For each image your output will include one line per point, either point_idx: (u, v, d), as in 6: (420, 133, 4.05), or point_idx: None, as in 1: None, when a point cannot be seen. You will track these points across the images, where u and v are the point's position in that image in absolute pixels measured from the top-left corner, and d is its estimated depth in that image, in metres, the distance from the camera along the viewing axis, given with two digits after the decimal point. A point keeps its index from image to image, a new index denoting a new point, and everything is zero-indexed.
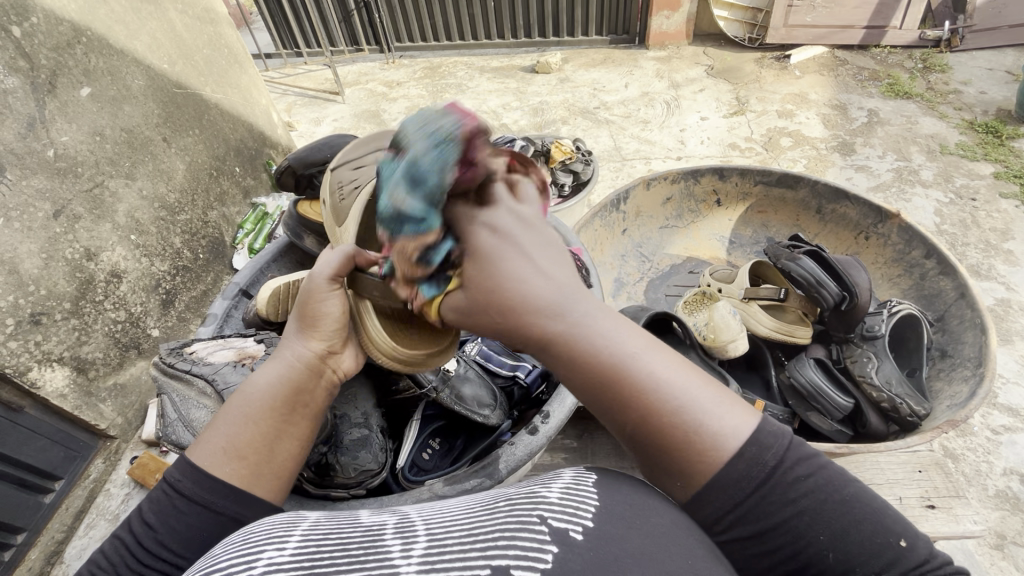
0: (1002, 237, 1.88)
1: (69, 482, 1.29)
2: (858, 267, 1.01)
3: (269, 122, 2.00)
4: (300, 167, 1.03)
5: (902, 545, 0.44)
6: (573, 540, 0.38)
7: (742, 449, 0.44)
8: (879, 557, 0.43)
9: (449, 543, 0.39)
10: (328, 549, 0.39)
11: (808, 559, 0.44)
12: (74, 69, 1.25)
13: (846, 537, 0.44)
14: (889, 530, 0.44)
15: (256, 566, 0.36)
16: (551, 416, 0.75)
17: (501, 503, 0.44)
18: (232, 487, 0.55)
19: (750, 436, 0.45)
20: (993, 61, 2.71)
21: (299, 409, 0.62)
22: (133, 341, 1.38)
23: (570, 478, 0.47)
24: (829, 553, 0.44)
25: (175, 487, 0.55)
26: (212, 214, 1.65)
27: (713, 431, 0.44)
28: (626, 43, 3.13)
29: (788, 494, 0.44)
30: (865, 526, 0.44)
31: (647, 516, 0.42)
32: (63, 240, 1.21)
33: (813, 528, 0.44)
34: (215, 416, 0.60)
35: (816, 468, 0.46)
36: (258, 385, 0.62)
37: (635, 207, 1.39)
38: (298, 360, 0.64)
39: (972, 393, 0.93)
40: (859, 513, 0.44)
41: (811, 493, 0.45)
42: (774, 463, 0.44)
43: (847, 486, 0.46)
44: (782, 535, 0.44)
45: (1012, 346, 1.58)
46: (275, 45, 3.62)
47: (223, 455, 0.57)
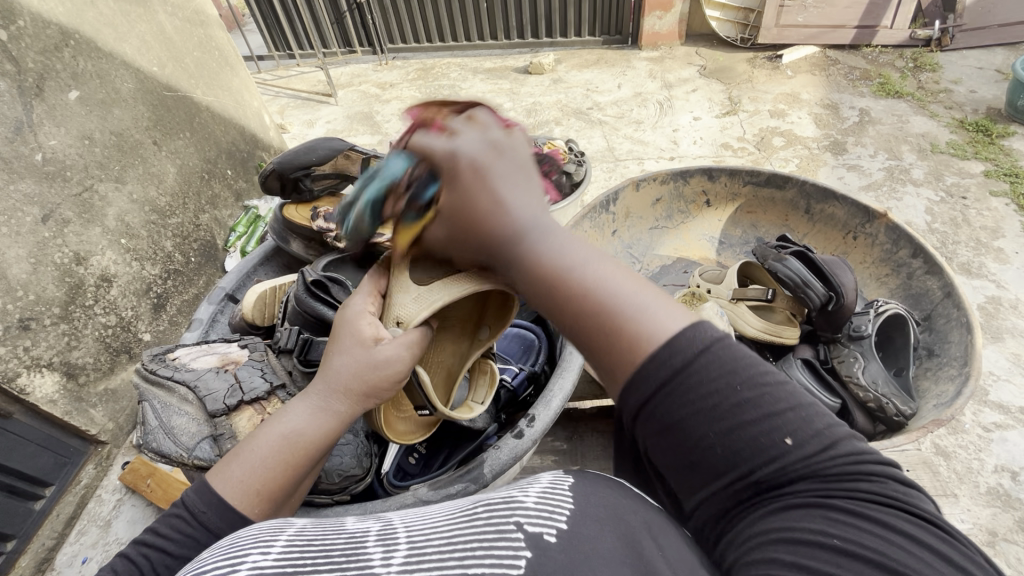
0: (993, 235, 1.89)
1: (60, 488, 1.28)
2: (844, 268, 1.01)
3: (260, 124, 1.99)
4: (286, 172, 1.02)
5: (790, 441, 0.41)
6: (547, 544, 0.38)
7: (679, 330, 0.43)
8: (769, 434, 0.41)
9: (430, 551, 0.39)
10: (311, 555, 0.39)
11: (704, 414, 0.42)
12: (62, 73, 1.24)
13: (737, 437, 0.41)
14: (786, 425, 0.41)
15: (239, 570, 0.36)
16: (536, 420, 0.75)
17: (479, 508, 0.43)
18: (257, 525, 0.58)
19: (675, 333, 0.43)
20: (983, 60, 2.72)
21: (327, 453, 0.66)
22: (124, 345, 1.37)
23: (548, 481, 0.46)
24: (719, 450, 0.42)
25: (196, 515, 0.56)
26: (203, 217, 1.64)
27: (642, 318, 0.44)
28: (618, 44, 3.13)
29: (692, 391, 0.42)
30: (767, 409, 0.41)
31: (621, 515, 0.42)
32: (52, 244, 1.20)
33: (716, 388, 0.42)
34: (250, 451, 0.60)
35: (724, 369, 0.42)
36: (305, 434, 0.62)
37: (624, 208, 1.39)
38: (344, 416, 0.65)
39: (958, 392, 0.93)
40: (767, 398, 0.42)
41: (726, 370, 0.42)
42: (686, 356, 0.42)
43: (754, 386, 0.42)
44: (686, 391, 0.42)
45: (1002, 344, 1.59)
46: (267, 47, 3.60)
47: (255, 497, 0.59)
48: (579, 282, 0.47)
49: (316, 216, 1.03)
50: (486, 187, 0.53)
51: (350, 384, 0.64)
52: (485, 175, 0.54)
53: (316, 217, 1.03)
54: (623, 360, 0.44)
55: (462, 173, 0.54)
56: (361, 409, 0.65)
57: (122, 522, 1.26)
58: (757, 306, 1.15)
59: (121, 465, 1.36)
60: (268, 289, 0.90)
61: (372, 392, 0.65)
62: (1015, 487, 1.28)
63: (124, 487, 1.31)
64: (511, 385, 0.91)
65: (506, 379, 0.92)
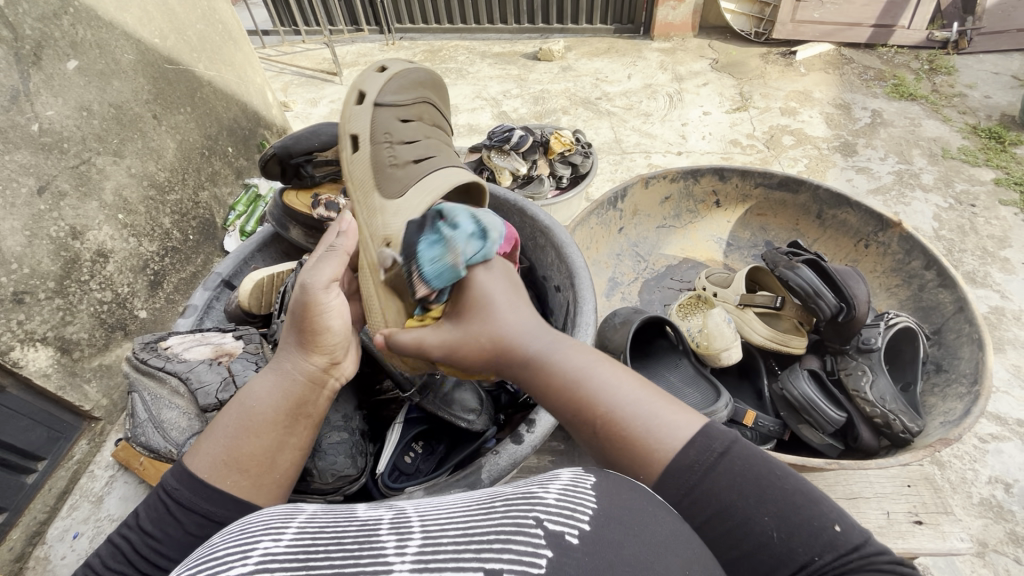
0: (1000, 245, 1.87)
1: (53, 463, 1.27)
2: (857, 280, 0.99)
3: (263, 102, 1.95)
4: (285, 156, 0.99)
5: (836, 529, 0.47)
6: (569, 544, 0.36)
7: (689, 440, 0.51)
8: (819, 541, 0.47)
9: (444, 540, 0.36)
10: (323, 542, 0.37)
11: (755, 542, 0.48)
12: (60, 41, 1.20)
13: (789, 522, 0.48)
14: (827, 515, 0.48)
15: (251, 556, 0.34)
16: (536, 425, 0.74)
17: (497, 502, 0.42)
18: (233, 497, 0.56)
19: (692, 434, 0.52)
20: (999, 65, 2.67)
21: (299, 419, 0.64)
22: (119, 322, 1.35)
23: (569, 478, 0.44)
24: (775, 535, 0.48)
25: (172, 495, 0.55)
26: (203, 194, 1.61)
27: (659, 431, 0.52)
28: (630, 33, 3.07)
29: (720, 497, 0.49)
30: (803, 510, 0.48)
31: (648, 525, 0.40)
32: (48, 218, 1.17)
33: (757, 509, 0.49)
34: (215, 425, 0.60)
35: (766, 461, 0.51)
36: (262, 399, 0.62)
37: (632, 205, 1.36)
38: (300, 374, 0.66)
39: (967, 410, 0.92)
40: (799, 500, 0.49)
41: (750, 473, 0.50)
42: (709, 454, 0.51)
43: (780, 483, 0.50)
44: (730, 518, 0.49)
45: (1003, 355, 1.57)
46: (272, 21, 3.52)
47: (224, 467, 0.57)
48: (607, 407, 0.54)
49: (318, 203, 1.01)
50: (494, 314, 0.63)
51: (291, 340, 0.67)
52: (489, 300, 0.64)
53: (318, 205, 1.01)
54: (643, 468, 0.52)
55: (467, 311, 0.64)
56: (314, 364, 0.67)
57: (114, 498, 1.26)
58: (765, 313, 1.14)
59: (114, 442, 1.36)
60: (265, 277, 0.87)
61: (319, 342, 0.67)
62: (1008, 499, 1.28)
63: (117, 464, 1.31)
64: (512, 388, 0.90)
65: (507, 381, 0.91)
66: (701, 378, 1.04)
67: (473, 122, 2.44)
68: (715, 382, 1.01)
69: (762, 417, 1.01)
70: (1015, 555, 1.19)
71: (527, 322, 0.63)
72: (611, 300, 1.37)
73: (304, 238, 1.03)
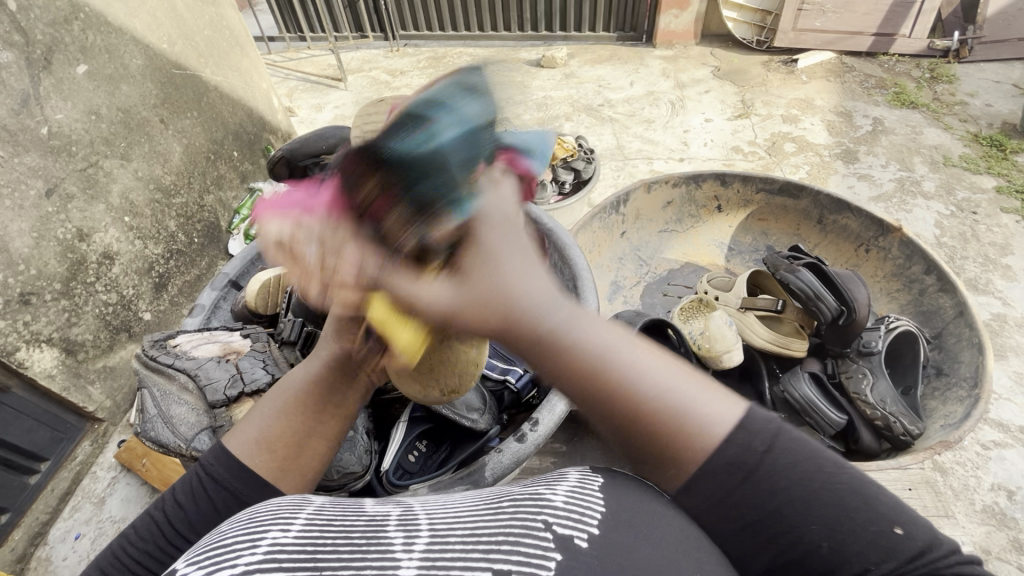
0: (1001, 252, 1.88)
1: (55, 464, 1.28)
2: (858, 283, 1.00)
3: (269, 107, 1.97)
4: (295, 159, 1.01)
5: (899, 533, 0.41)
6: (578, 548, 0.37)
7: (729, 436, 0.42)
8: (876, 547, 0.41)
9: (452, 539, 0.37)
10: (331, 536, 0.37)
11: (803, 548, 0.42)
12: (70, 46, 1.22)
13: (840, 527, 0.42)
14: (887, 518, 0.42)
15: (260, 546, 0.34)
16: (540, 425, 0.75)
17: (505, 502, 0.42)
18: (259, 479, 0.57)
19: (733, 427, 0.43)
20: (1001, 73, 2.68)
21: (328, 409, 0.63)
22: (124, 323, 1.36)
23: (576, 479, 0.45)
24: (823, 545, 0.42)
25: (207, 471, 0.57)
26: (208, 198, 1.63)
27: (699, 416, 0.42)
28: (632, 41, 3.10)
29: (769, 493, 0.43)
30: (860, 514, 0.42)
31: (653, 525, 0.42)
32: (56, 220, 1.19)
33: (806, 517, 0.42)
34: (255, 407, 0.63)
35: (811, 454, 0.43)
36: (295, 382, 0.63)
37: (634, 209, 1.37)
38: (331, 362, 0.64)
39: (967, 413, 0.92)
40: (855, 501, 0.42)
41: (800, 471, 0.43)
42: (749, 462, 0.42)
43: (835, 473, 0.43)
44: (773, 522, 0.43)
45: (1006, 362, 1.57)
46: (278, 28, 3.56)
47: (255, 447, 0.59)
48: (632, 392, 0.42)
49: None
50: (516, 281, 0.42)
51: (330, 327, 0.68)
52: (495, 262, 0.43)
53: None
54: (680, 457, 0.42)
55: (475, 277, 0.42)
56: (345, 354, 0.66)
57: (116, 499, 1.26)
58: (765, 316, 1.15)
59: (117, 443, 1.36)
60: (272, 277, 0.89)
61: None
62: (1010, 506, 1.28)
63: (119, 465, 1.31)
64: (515, 387, 0.91)
65: (510, 381, 0.91)
66: None
67: None
68: None
69: None
70: (1018, 563, 1.18)
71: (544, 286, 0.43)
72: (613, 304, 1.37)
73: None
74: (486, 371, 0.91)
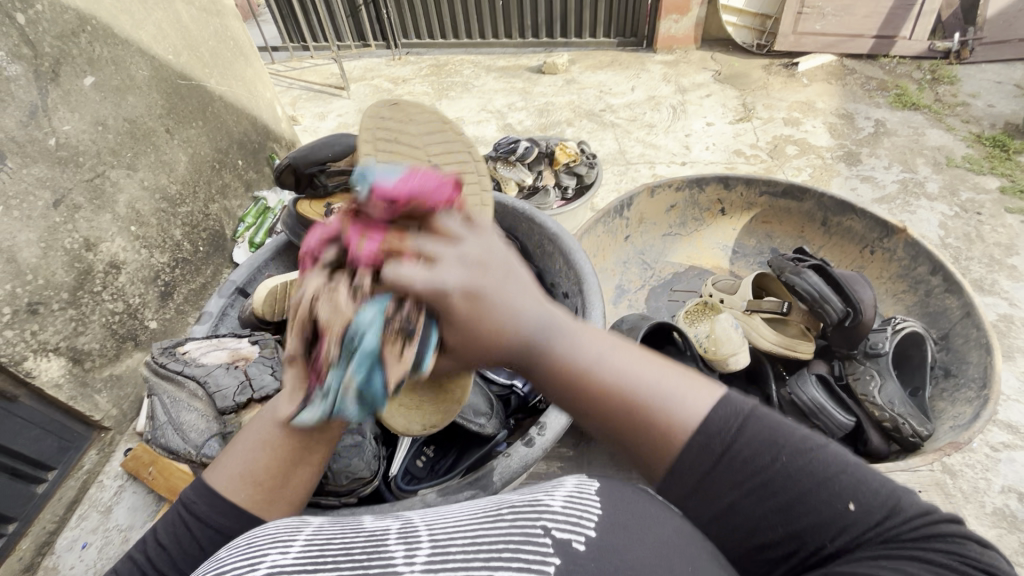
0: (1006, 252, 1.87)
1: (62, 473, 1.28)
2: (863, 284, 1.00)
3: (273, 116, 1.99)
4: (301, 166, 1.02)
5: (851, 507, 0.44)
6: (576, 552, 0.37)
7: (707, 418, 0.47)
8: (831, 524, 0.44)
9: (453, 549, 0.37)
10: (332, 553, 0.38)
11: (766, 535, 0.46)
12: (78, 58, 1.23)
13: (796, 508, 0.45)
14: (840, 494, 0.45)
15: (259, 569, 0.35)
16: (547, 429, 0.74)
17: (504, 509, 0.42)
18: (246, 512, 0.56)
19: (708, 414, 0.47)
20: (1003, 74, 2.68)
21: (317, 431, 0.62)
22: (130, 332, 1.37)
23: (573, 486, 0.45)
24: (781, 526, 0.46)
25: (191, 508, 0.56)
26: (213, 206, 1.64)
27: (678, 411, 0.47)
28: (633, 46, 3.12)
29: (740, 470, 0.46)
30: (815, 494, 0.45)
31: (649, 526, 0.41)
32: (63, 230, 1.20)
33: (763, 504, 0.46)
34: (233, 442, 0.60)
35: (772, 443, 0.47)
36: (272, 411, 0.60)
37: (638, 213, 1.38)
38: (309, 383, 0.62)
39: (976, 414, 0.92)
40: (811, 481, 0.45)
41: (760, 453, 0.46)
42: (718, 450, 0.47)
43: (801, 454, 0.46)
44: (734, 517, 0.47)
45: (1013, 363, 1.57)
46: (281, 38, 3.60)
47: (239, 482, 0.57)
48: (614, 389, 0.48)
49: (330, 212, 1.02)
50: (487, 317, 0.48)
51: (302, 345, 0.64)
52: (482, 298, 0.48)
53: (330, 213, 1.01)
54: (667, 445, 0.47)
55: (458, 309, 0.48)
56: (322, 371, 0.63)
57: (123, 508, 1.26)
58: (771, 319, 1.15)
59: (123, 452, 1.37)
60: (278, 284, 0.89)
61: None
62: (1022, 509, 1.26)
63: (125, 474, 1.32)
64: (522, 391, 0.91)
65: (517, 385, 0.91)
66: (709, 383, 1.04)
67: (479, 134, 2.47)
68: None
69: None
70: None
71: (531, 310, 0.50)
72: (617, 307, 1.37)
73: None
74: (493, 375, 0.92)
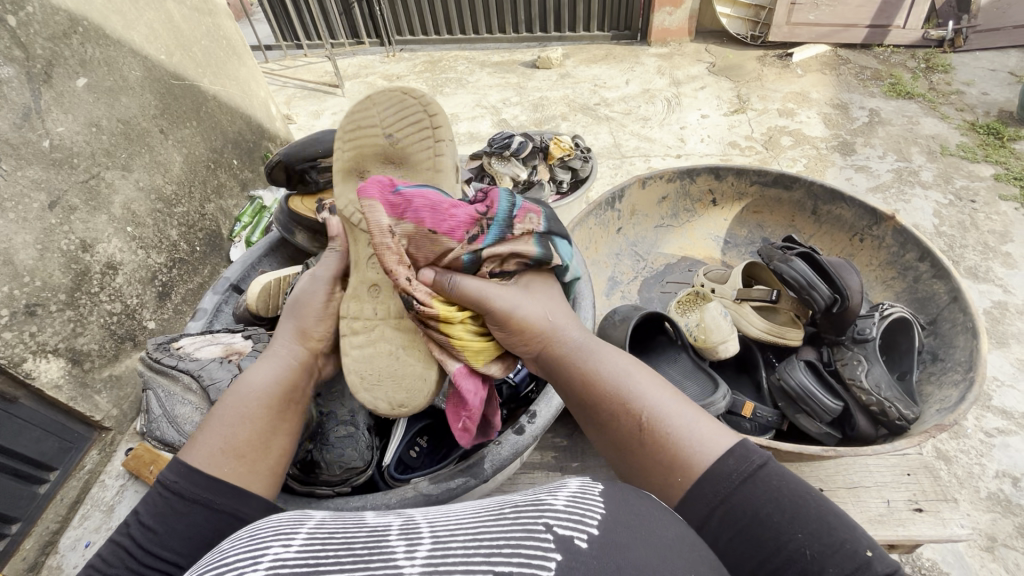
0: (1001, 239, 1.88)
1: (64, 473, 1.29)
2: (851, 270, 1.01)
3: (267, 115, 1.99)
4: (292, 163, 1.03)
5: (869, 554, 0.46)
6: (577, 548, 0.37)
7: (724, 457, 0.53)
8: (851, 561, 0.46)
9: (454, 546, 0.38)
10: (333, 549, 0.38)
11: (788, 555, 0.48)
12: (70, 60, 1.24)
13: (823, 540, 0.47)
14: (859, 539, 0.47)
15: (261, 562, 0.35)
16: (537, 416, 0.75)
17: (507, 509, 0.43)
18: (230, 485, 0.56)
19: (727, 450, 0.53)
20: (996, 62, 2.68)
21: (290, 406, 0.67)
22: (128, 333, 1.38)
23: (576, 486, 0.45)
24: (808, 553, 0.47)
25: (171, 488, 0.54)
26: (209, 206, 1.64)
27: (690, 439, 0.54)
28: (627, 40, 3.12)
29: (760, 490, 0.50)
30: (836, 534, 0.48)
31: (652, 528, 0.41)
32: (59, 231, 1.20)
33: (789, 526, 0.48)
34: (212, 420, 0.62)
35: (787, 482, 0.51)
36: (254, 386, 0.65)
37: (630, 205, 1.38)
38: (292, 358, 0.71)
39: (962, 396, 0.93)
40: (832, 522, 0.48)
41: (785, 492, 0.50)
42: (742, 472, 0.51)
43: (818, 504, 0.50)
44: (756, 527, 0.49)
45: (1007, 349, 1.58)
46: (275, 37, 3.59)
47: (221, 455, 0.58)
48: (639, 410, 0.58)
49: (321, 207, 1.02)
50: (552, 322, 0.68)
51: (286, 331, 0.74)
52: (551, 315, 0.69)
53: (322, 209, 1.02)
54: (676, 468, 0.53)
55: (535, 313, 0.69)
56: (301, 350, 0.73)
57: (124, 507, 1.27)
58: (761, 307, 1.16)
59: (124, 452, 1.38)
60: (272, 280, 0.90)
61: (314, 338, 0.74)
62: (1015, 493, 1.28)
63: (127, 473, 1.33)
64: (513, 381, 0.92)
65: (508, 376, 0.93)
66: (699, 373, 1.06)
67: (474, 130, 2.47)
68: (713, 375, 1.02)
69: (761, 408, 1.02)
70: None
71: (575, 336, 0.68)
72: (611, 299, 1.38)
73: (309, 242, 1.06)
74: None
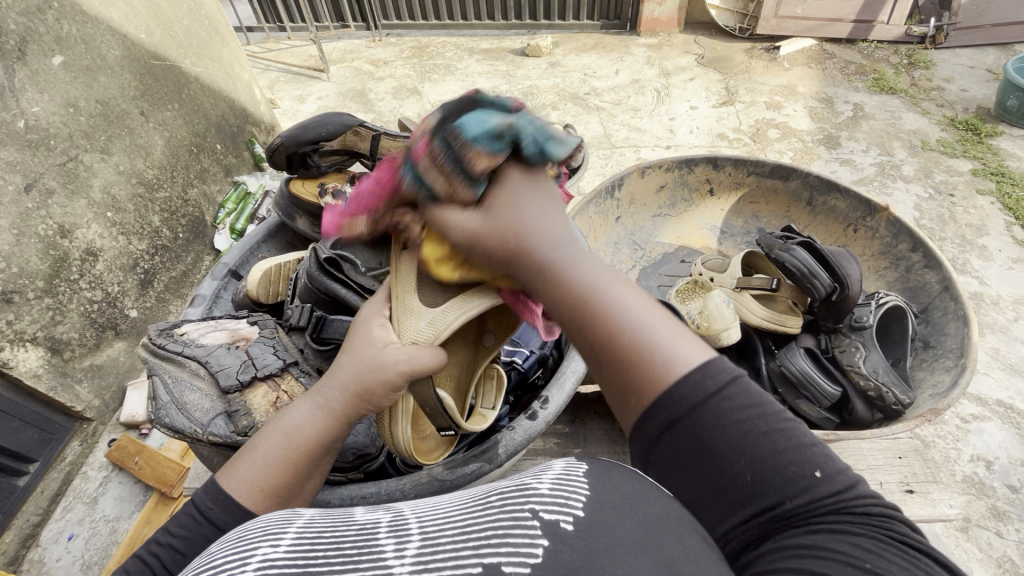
0: (977, 233, 1.94)
1: (44, 465, 1.26)
2: (850, 260, 1.03)
3: (252, 99, 1.94)
4: (293, 146, 1.01)
5: (816, 475, 0.40)
6: (563, 532, 0.36)
7: (691, 371, 0.42)
8: (792, 484, 0.40)
9: (443, 540, 0.37)
10: (322, 548, 0.37)
11: (733, 489, 0.41)
12: (45, 36, 1.18)
13: (763, 466, 0.41)
14: (809, 459, 0.41)
15: (250, 563, 0.35)
16: (549, 402, 0.76)
17: (492, 497, 0.42)
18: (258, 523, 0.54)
19: (695, 368, 0.43)
20: (975, 59, 2.75)
21: (328, 453, 0.61)
22: (110, 321, 1.34)
23: (561, 468, 0.44)
24: (749, 477, 0.41)
25: (205, 513, 0.53)
26: (192, 192, 1.60)
27: (659, 353, 0.43)
28: (616, 29, 3.10)
29: (722, 417, 0.41)
30: (784, 456, 0.41)
31: (639, 506, 0.40)
32: (36, 215, 1.16)
33: (734, 451, 0.41)
34: (254, 449, 0.58)
35: (752, 402, 0.42)
36: (304, 431, 0.59)
37: (629, 194, 1.39)
38: (341, 415, 0.61)
39: (955, 382, 0.96)
40: (781, 442, 0.41)
41: (743, 409, 0.42)
42: (701, 394, 0.42)
43: (776, 421, 0.42)
44: (703, 456, 0.42)
45: (982, 338, 1.63)
46: (256, 18, 3.49)
47: (256, 493, 0.55)
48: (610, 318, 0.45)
49: (324, 192, 1.02)
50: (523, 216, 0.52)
51: (345, 381, 0.61)
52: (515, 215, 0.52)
53: (324, 194, 1.01)
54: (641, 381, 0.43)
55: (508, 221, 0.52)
56: (355, 411, 0.61)
57: (109, 498, 1.25)
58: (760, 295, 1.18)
59: (107, 443, 1.34)
60: (273, 266, 0.89)
61: (371, 399, 0.61)
62: (989, 475, 1.33)
63: (111, 464, 1.30)
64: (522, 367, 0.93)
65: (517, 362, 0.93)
66: None
67: None
68: None
69: None
70: (996, 529, 1.23)
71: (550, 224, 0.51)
72: None
73: (310, 228, 1.04)
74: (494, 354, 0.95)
